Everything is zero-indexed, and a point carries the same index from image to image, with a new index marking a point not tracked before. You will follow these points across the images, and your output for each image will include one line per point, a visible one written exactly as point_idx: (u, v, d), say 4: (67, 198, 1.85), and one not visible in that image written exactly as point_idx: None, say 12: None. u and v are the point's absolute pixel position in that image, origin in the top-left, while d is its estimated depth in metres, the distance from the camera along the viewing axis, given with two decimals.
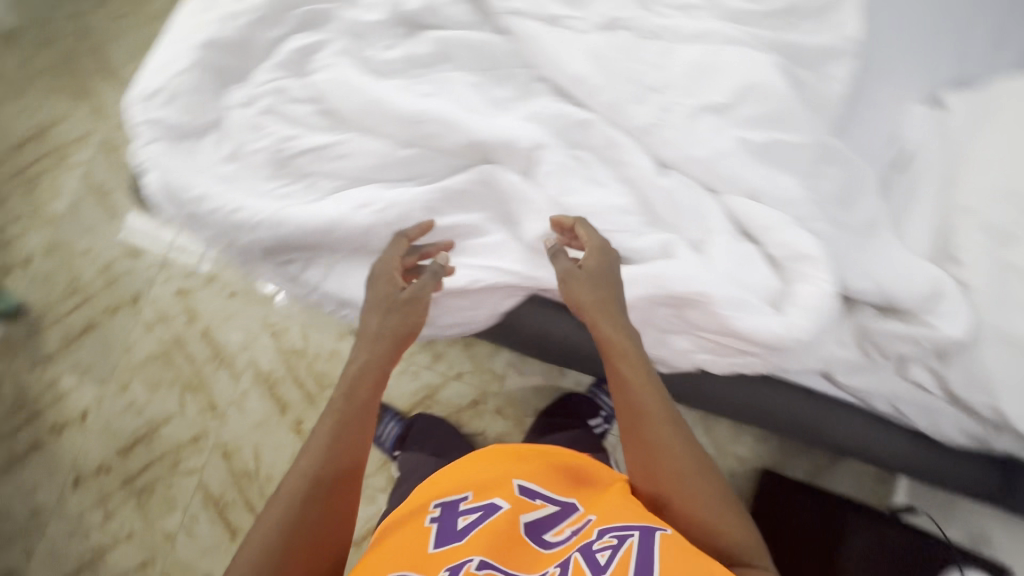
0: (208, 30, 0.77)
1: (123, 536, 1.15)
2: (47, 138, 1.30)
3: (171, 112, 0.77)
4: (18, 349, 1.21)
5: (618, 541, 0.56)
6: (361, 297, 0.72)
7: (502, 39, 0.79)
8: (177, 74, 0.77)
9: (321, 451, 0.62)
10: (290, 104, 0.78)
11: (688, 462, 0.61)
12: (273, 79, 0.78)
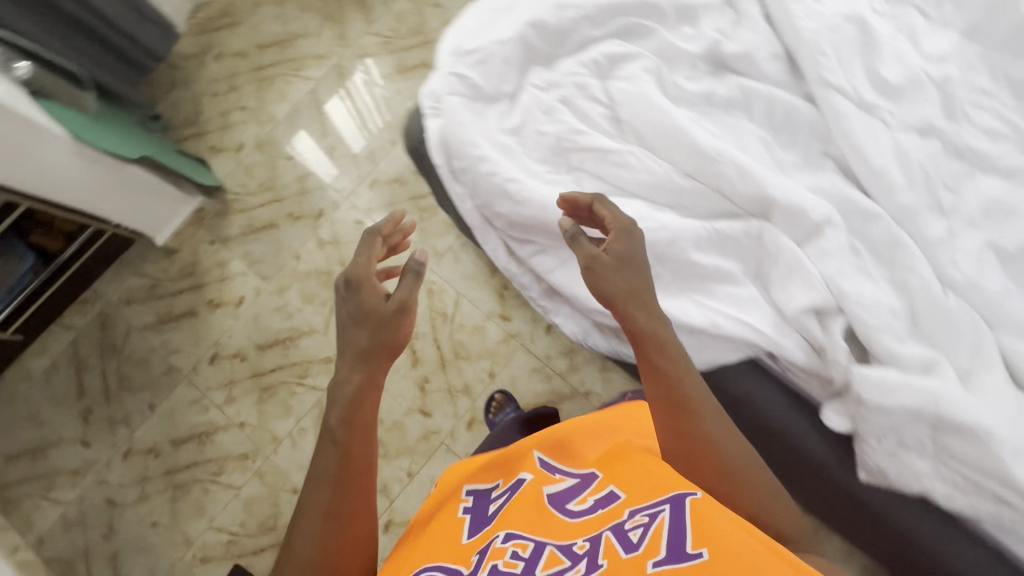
0: (538, 12, 0.82)
1: (235, 423, 1.21)
2: (290, 46, 1.40)
3: (477, 73, 0.82)
4: (205, 223, 1.30)
5: (649, 519, 0.51)
6: (357, 310, 0.63)
7: (808, 107, 0.79)
8: (497, 43, 0.81)
9: (327, 488, 0.58)
10: (586, 101, 0.81)
11: (739, 448, 0.57)
12: (577, 73, 0.81)
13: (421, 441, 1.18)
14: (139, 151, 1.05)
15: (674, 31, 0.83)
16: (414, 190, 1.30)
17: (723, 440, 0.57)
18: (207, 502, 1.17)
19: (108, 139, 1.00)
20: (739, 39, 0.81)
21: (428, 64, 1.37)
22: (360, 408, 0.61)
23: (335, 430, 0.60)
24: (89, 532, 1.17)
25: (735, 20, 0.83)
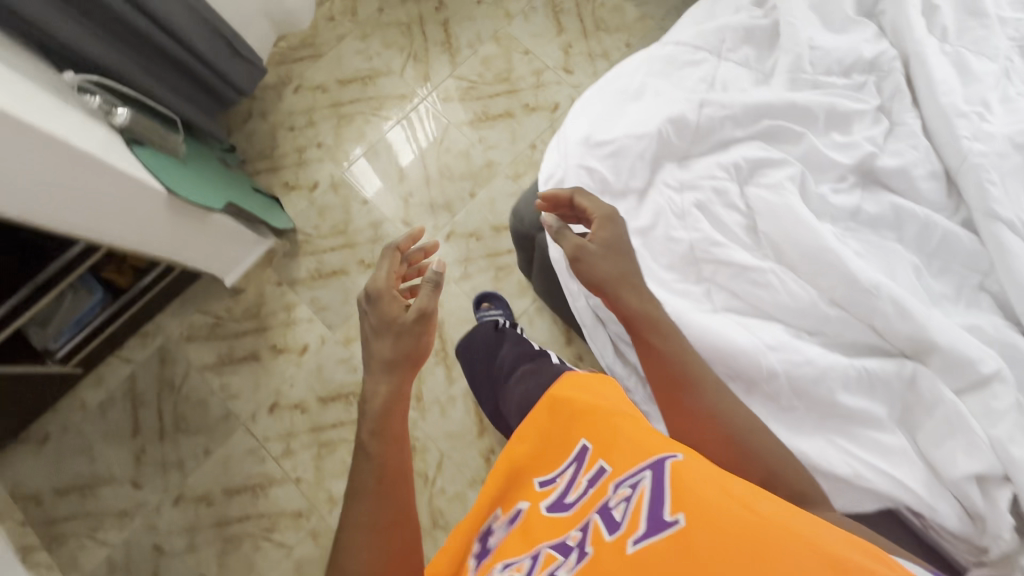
0: (677, 109, 0.76)
1: (290, 479, 1.16)
2: (371, 83, 1.35)
3: (606, 167, 0.77)
4: (273, 262, 1.26)
5: (632, 490, 0.52)
6: (379, 322, 0.65)
7: (968, 237, 0.73)
8: (631, 138, 0.76)
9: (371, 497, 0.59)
10: (724, 208, 0.75)
11: (728, 422, 0.63)
12: (716, 176, 0.75)
13: None
14: (224, 198, 1.02)
15: (822, 137, 0.77)
16: (490, 246, 1.26)
17: (709, 412, 0.64)
18: (257, 560, 1.13)
19: (198, 189, 0.97)
20: (894, 154, 0.75)
21: (513, 115, 1.32)
22: (382, 404, 0.63)
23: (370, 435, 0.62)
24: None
25: (888, 131, 0.77)
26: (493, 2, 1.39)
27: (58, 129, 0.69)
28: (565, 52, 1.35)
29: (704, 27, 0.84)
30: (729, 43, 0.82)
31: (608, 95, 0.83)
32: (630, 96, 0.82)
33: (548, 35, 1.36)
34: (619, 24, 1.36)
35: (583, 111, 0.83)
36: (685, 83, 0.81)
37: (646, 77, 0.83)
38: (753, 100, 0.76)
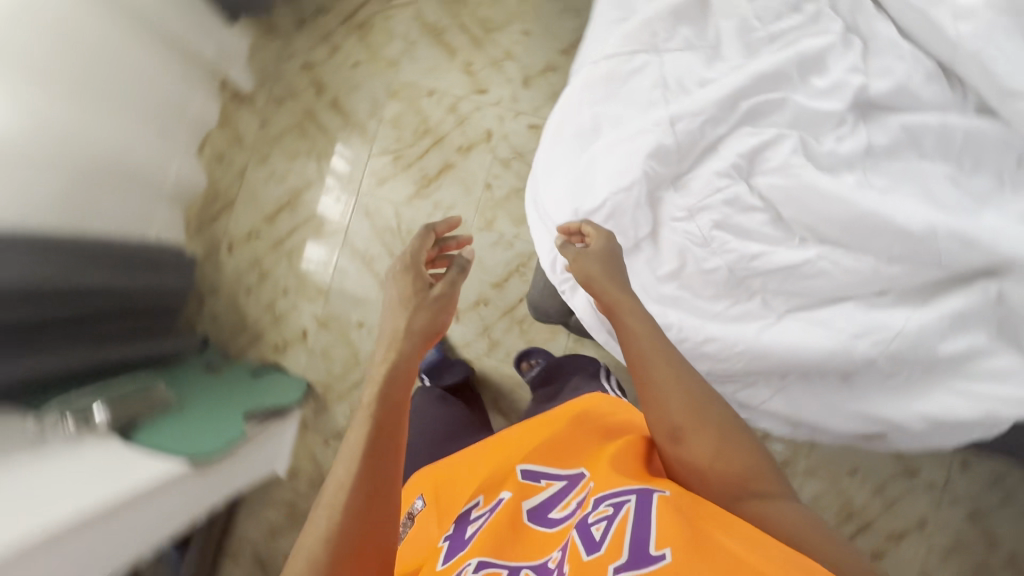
0: (649, 137, 0.69)
1: None
2: (301, 204, 1.26)
3: (608, 232, 0.72)
4: (310, 424, 1.22)
5: (613, 511, 0.56)
6: (407, 290, 0.69)
7: (994, 125, 0.68)
8: (619, 192, 0.69)
9: (359, 498, 0.53)
10: (744, 215, 0.69)
11: (682, 399, 0.60)
12: (720, 185, 0.69)
13: None
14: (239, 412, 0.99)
15: (805, 90, 0.70)
16: (502, 304, 1.19)
17: (659, 382, 0.60)
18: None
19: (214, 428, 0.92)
20: (882, 74, 0.69)
21: (453, 163, 1.21)
22: (392, 392, 0.59)
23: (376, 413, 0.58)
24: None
25: (863, 50, 0.71)
26: (370, 59, 1.27)
27: (61, 510, 0.64)
28: (470, 72, 1.22)
29: (626, 23, 0.75)
30: (664, 30, 0.72)
31: (569, 148, 0.76)
32: (591, 139, 0.75)
33: (442, 64, 1.24)
34: (507, 16, 1.23)
35: (553, 176, 0.77)
36: (640, 95, 0.72)
37: (595, 108, 0.74)
38: (720, 91, 0.68)
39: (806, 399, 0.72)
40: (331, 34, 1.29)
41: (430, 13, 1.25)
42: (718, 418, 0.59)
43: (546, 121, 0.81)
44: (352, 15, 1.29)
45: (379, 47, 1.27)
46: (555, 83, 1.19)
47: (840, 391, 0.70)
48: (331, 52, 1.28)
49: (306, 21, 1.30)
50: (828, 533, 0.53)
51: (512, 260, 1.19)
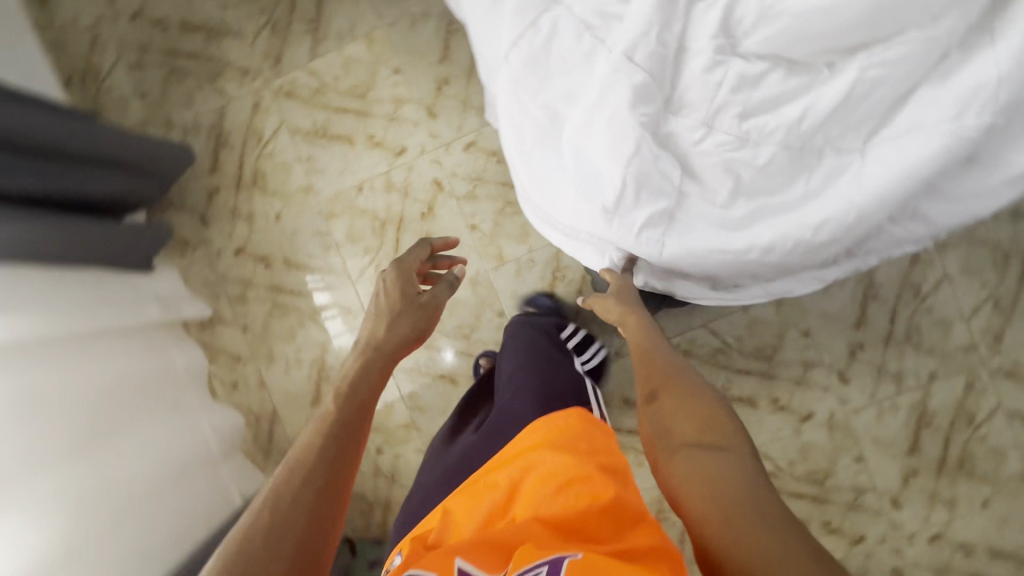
0: (619, 86, 0.59)
1: None
2: (332, 371, 1.15)
3: (646, 201, 0.62)
4: None
5: None
6: (393, 296, 0.74)
7: None
8: (633, 158, 0.60)
9: (315, 492, 0.52)
10: (760, 87, 0.59)
11: (663, 367, 0.59)
12: (717, 78, 0.59)
13: (834, 433, 1.08)
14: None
15: None
16: (567, 315, 1.10)
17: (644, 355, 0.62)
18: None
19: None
20: None
21: (431, 230, 1.11)
22: (360, 391, 0.63)
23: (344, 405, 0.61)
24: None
25: None
26: (284, 197, 1.14)
27: None
28: (378, 142, 1.12)
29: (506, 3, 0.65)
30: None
31: (547, 155, 0.67)
32: (560, 130, 0.65)
33: (348, 153, 1.13)
34: (368, 67, 1.11)
35: (553, 190, 0.67)
36: (573, 55, 0.63)
37: (540, 101, 0.65)
38: None
39: (937, 207, 0.63)
40: (231, 202, 1.16)
41: (300, 117, 1.13)
42: (689, 382, 0.55)
43: (502, 145, 0.71)
44: (237, 176, 1.15)
45: (283, 181, 1.14)
46: (458, 94, 1.10)
47: (971, 173, 0.60)
48: (249, 222, 1.15)
49: (204, 211, 1.16)
50: (770, 512, 0.41)
51: (544, 272, 1.11)
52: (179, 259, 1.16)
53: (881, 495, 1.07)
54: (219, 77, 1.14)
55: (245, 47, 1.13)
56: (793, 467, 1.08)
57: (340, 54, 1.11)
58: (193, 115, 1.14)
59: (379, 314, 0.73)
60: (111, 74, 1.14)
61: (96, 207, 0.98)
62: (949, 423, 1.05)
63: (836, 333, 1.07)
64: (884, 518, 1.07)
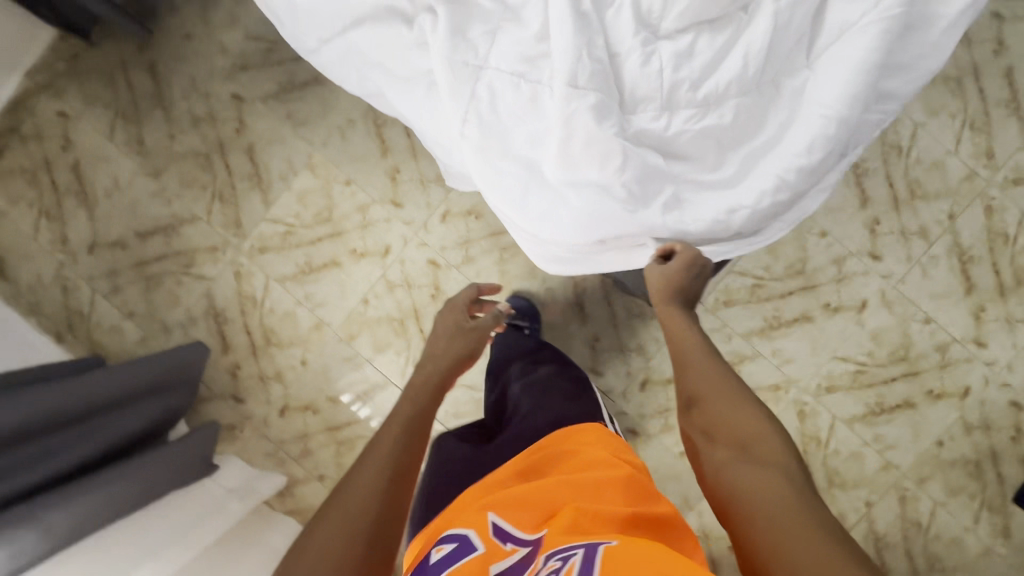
0: (580, 110, 0.61)
1: (874, 509, 1.10)
2: None
3: (649, 199, 0.64)
4: None
5: (562, 563, 0.44)
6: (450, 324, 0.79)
7: None
8: (625, 163, 0.62)
9: (390, 475, 0.51)
10: (696, 56, 0.62)
11: (700, 371, 0.58)
12: (657, 63, 0.62)
13: (894, 309, 1.09)
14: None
15: None
16: (605, 322, 1.12)
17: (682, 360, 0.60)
18: (964, 532, 1.09)
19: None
20: None
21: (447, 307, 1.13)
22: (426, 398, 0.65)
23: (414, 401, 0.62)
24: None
25: None
26: (301, 343, 1.15)
27: None
28: (362, 252, 1.14)
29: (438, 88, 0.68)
30: (466, 53, 0.65)
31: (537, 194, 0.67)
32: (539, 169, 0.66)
33: (340, 276, 1.14)
34: (322, 191, 1.13)
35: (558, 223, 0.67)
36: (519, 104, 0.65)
37: (510, 153, 0.66)
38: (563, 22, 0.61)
39: (899, 81, 0.66)
40: (254, 370, 1.16)
41: (283, 264, 1.15)
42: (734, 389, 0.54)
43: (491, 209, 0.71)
44: (249, 345, 1.16)
45: (293, 329, 1.15)
46: (414, 176, 1.12)
47: (913, 40, 0.64)
48: (280, 380, 1.15)
49: (234, 391, 1.16)
50: (830, 524, 0.41)
51: (566, 294, 1.12)
52: (231, 445, 1.16)
53: (965, 343, 1.08)
54: (192, 264, 1.15)
55: (204, 227, 1.15)
56: (874, 356, 1.10)
57: (292, 193, 1.14)
58: (185, 309, 1.15)
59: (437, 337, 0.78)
60: (94, 309, 1.15)
61: (140, 441, 0.99)
62: (989, 250, 1.07)
63: (849, 220, 1.09)
64: (978, 362, 1.08)
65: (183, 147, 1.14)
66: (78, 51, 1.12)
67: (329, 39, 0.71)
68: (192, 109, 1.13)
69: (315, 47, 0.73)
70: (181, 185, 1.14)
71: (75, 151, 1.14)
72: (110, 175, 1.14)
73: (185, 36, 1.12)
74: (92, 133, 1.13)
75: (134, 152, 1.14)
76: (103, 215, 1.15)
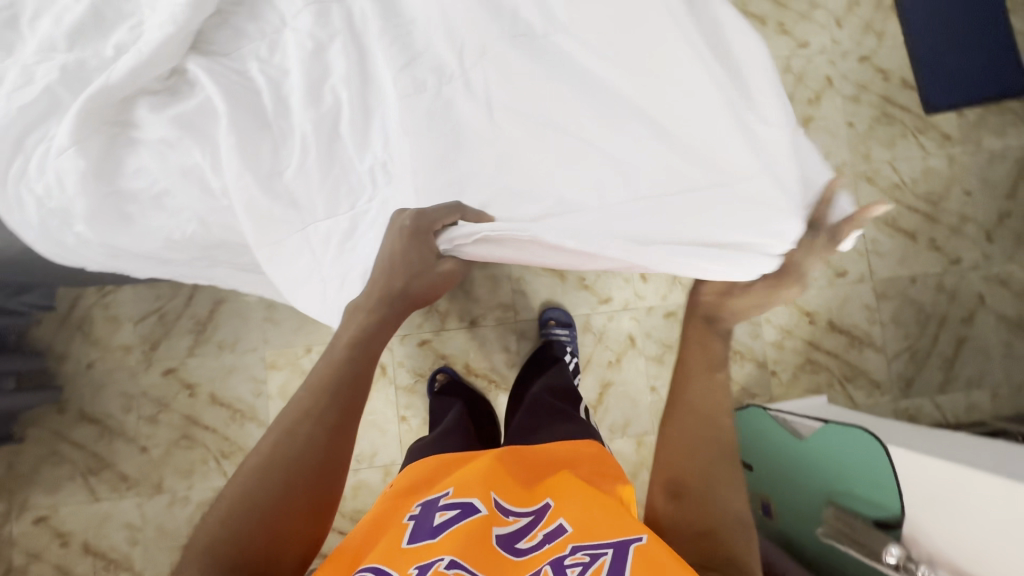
0: (314, 228, 0.78)
1: (861, 202, 1.24)
2: None
3: (339, 239, 0.78)
4: (762, 397, 1.19)
5: (590, 556, 0.53)
6: (401, 245, 0.66)
7: (203, 53, 0.73)
8: (350, 212, 0.77)
9: (328, 429, 0.55)
10: (350, 212, 0.77)
11: (716, 446, 0.57)
12: (326, 198, 0.76)
13: None
14: (825, 486, 0.88)
15: (253, 206, 0.75)
16: None
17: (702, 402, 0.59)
18: (923, 160, 1.26)
19: (867, 475, 0.81)
20: (189, 125, 0.72)
21: (462, 361, 1.19)
22: (375, 347, 0.62)
23: (341, 372, 0.58)
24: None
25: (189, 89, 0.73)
26: None
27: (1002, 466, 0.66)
28: (367, 386, 1.17)
29: (228, 197, 0.75)
30: (234, 237, 0.80)
31: (321, 232, 0.78)
32: (310, 216, 0.77)
33: (368, 418, 1.16)
34: (297, 374, 1.16)
35: (309, 283, 0.82)
36: (244, 147, 0.73)
37: (316, 277, 0.81)
38: (257, 241, 0.77)
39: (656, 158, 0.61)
40: None
41: None
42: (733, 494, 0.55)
43: (296, 305, 0.86)
44: None
45: (371, 492, 1.15)
46: None
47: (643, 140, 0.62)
48: None
49: None
50: None
51: (532, 271, 1.21)
52: None
53: (797, 53, 1.27)
54: None
55: None
56: None
57: (275, 397, 1.16)
58: None
59: (386, 258, 0.66)
60: None
61: None
62: None
63: None
64: (815, 56, 1.27)
65: (161, 447, 1.13)
66: (12, 459, 1.11)
67: (170, 240, 0.77)
68: (143, 413, 1.14)
69: (161, 256, 0.80)
70: (185, 477, 1.13)
71: (78, 535, 1.10)
72: (123, 524, 1.11)
73: (87, 367, 1.14)
74: (79, 507, 1.11)
75: (126, 489, 1.12)
76: (144, 562, 1.10)
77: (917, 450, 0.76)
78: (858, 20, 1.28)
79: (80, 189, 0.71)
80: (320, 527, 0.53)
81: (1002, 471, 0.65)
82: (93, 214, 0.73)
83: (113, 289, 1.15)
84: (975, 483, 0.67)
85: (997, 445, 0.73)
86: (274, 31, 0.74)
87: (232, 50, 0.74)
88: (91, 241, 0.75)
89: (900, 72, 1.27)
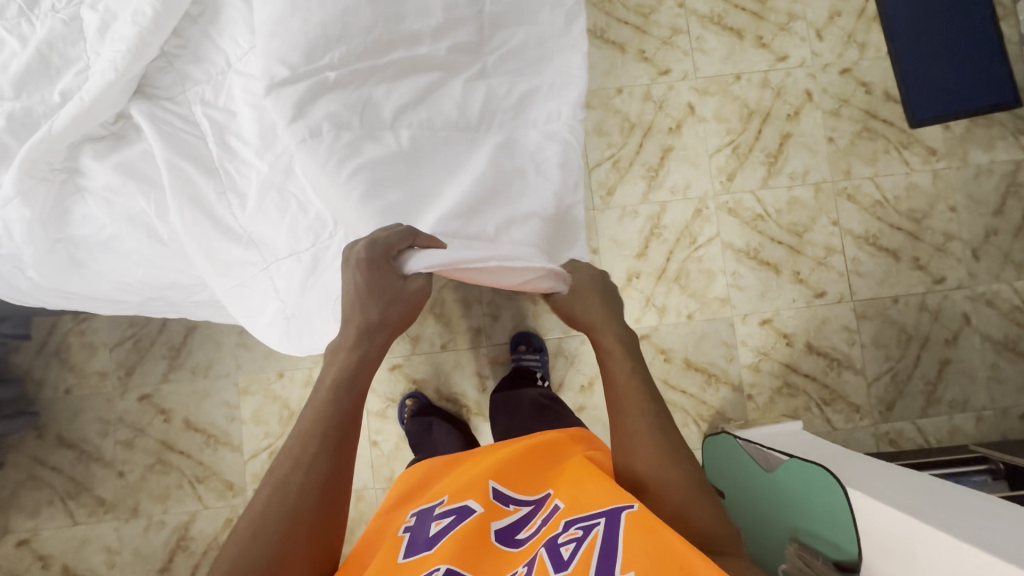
0: (274, 265, 0.76)
1: (840, 220, 1.21)
2: None
3: (303, 268, 0.74)
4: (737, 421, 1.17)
5: (583, 530, 0.53)
6: (361, 279, 0.61)
7: (151, 100, 0.73)
8: (307, 240, 0.74)
9: (321, 485, 0.54)
10: (305, 240, 0.74)
11: (674, 475, 0.56)
12: (282, 230, 0.74)
13: (710, 90, 1.23)
14: (788, 522, 0.84)
15: (206, 241, 0.73)
16: None
17: (634, 435, 0.59)
18: (907, 176, 1.22)
19: (824, 512, 0.78)
20: (134, 173, 0.73)
21: (434, 385, 1.18)
22: (359, 380, 0.60)
23: (331, 420, 0.57)
24: (1013, 229, 1.21)
25: (136, 137, 0.74)
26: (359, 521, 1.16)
27: (948, 522, 0.65)
28: None
29: (175, 241, 0.75)
30: (179, 278, 0.79)
31: (285, 271, 0.75)
32: (272, 255, 0.75)
33: None
34: (269, 399, 1.17)
35: (265, 310, 0.79)
36: (188, 193, 0.72)
37: (280, 303, 0.77)
38: (213, 273, 0.75)
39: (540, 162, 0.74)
40: None
41: None
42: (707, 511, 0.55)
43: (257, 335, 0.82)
44: None
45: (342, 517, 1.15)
46: None
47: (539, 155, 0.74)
48: None
49: None
50: None
51: (505, 294, 1.20)
52: None
53: (775, 67, 1.23)
54: None
55: (207, 514, 1.15)
56: (733, 129, 1.22)
57: (248, 422, 1.17)
58: None
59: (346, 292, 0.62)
60: None
61: None
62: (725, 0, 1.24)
63: (627, 66, 1.23)
64: (794, 70, 1.23)
65: (137, 471, 1.15)
66: None
67: (123, 287, 0.79)
68: (119, 438, 1.15)
69: (116, 299, 0.81)
70: (160, 501, 1.15)
71: (58, 558, 1.13)
72: (101, 548, 1.13)
73: (65, 393, 1.16)
74: (58, 530, 1.13)
75: (104, 513, 1.14)
76: None
77: (873, 496, 0.75)
78: (840, 30, 1.24)
79: (27, 237, 0.72)
80: (332, 550, 0.55)
81: (949, 528, 0.63)
82: (41, 261, 0.74)
83: (88, 316, 1.16)
84: (922, 538, 0.65)
85: (958, 491, 0.73)
86: (218, 73, 0.74)
87: (176, 94, 0.74)
88: (43, 286, 0.77)
89: (884, 85, 1.23)
